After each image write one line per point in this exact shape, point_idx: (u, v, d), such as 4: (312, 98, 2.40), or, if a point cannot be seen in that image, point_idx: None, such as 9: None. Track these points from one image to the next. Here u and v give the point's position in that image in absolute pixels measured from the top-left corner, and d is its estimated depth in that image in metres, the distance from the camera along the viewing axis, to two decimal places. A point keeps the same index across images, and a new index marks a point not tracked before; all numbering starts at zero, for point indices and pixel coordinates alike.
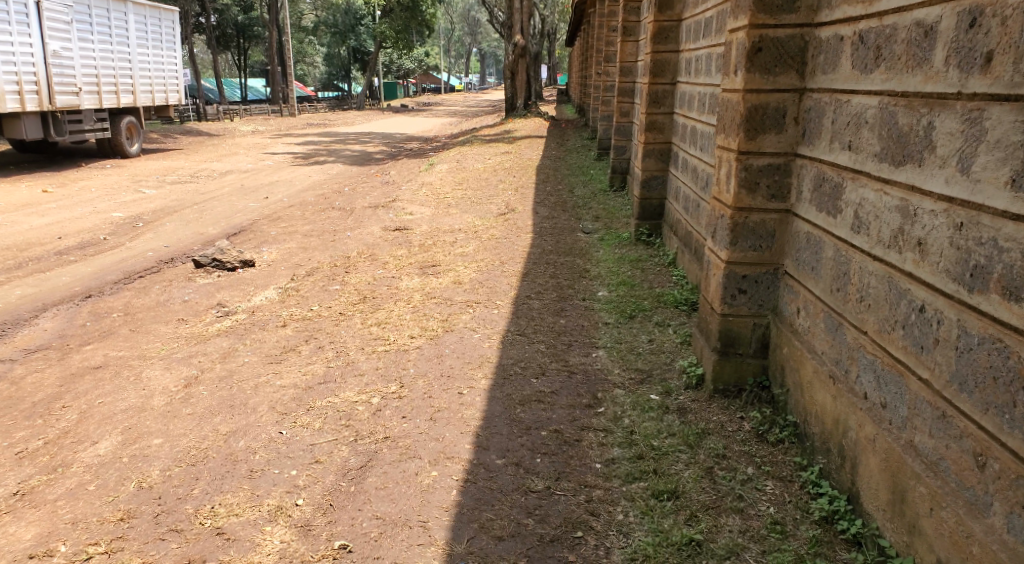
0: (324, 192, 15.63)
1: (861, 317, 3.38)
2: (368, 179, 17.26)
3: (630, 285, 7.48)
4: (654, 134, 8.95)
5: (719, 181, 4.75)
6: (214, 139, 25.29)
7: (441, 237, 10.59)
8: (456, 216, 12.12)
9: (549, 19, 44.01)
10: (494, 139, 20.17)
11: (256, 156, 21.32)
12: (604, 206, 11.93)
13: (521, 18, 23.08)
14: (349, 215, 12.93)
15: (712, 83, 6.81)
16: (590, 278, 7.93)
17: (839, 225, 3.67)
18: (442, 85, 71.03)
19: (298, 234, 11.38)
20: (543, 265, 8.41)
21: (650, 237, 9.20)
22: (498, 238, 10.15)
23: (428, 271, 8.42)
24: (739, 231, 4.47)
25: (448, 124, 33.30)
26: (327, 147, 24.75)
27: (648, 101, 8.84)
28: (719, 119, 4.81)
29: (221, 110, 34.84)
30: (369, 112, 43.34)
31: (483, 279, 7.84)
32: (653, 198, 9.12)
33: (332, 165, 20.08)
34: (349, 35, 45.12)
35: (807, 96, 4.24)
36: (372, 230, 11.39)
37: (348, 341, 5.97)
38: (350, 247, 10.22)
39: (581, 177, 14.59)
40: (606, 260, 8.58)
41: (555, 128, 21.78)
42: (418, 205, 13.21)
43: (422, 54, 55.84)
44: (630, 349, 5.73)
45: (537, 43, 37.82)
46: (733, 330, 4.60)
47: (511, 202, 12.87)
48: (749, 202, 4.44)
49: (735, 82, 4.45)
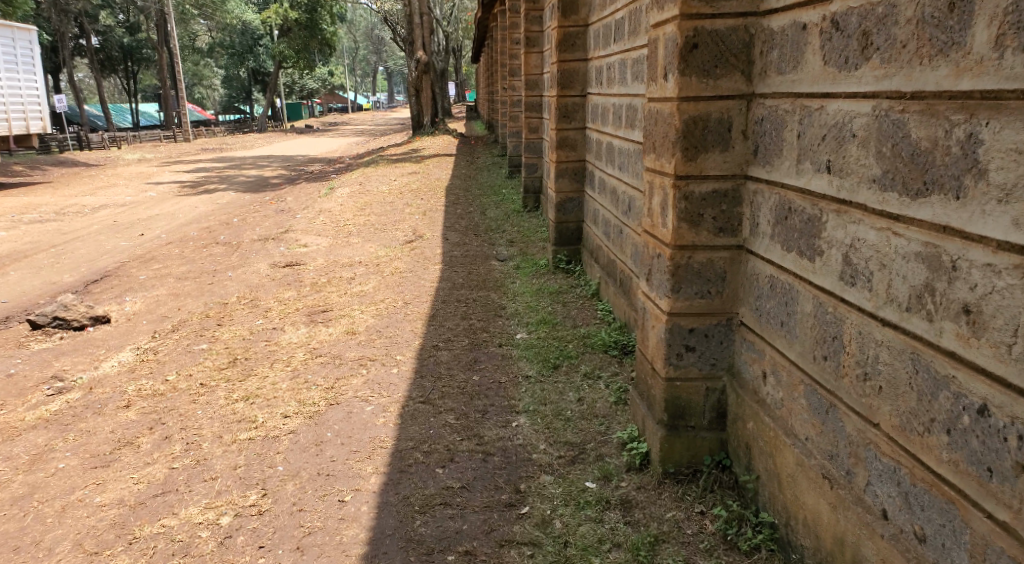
0: (209, 224, 14.24)
1: (868, 402, 2.42)
2: (262, 207, 15.90)
3: (551, 324, 6.48)
4: (566, 151, 8.01)
5: (652, 211, 3.78)
6: (96, 170, 23.42)
7: (337, 273, 9.44)
8: (356, 247, 10.97)
9: (454, 34, 43.03)
10: (400, 158, 19.03)
11: (139, 188, 19.65)
12: (519, 228, 10.94)
13: (422, 33, 21.99)
14: (235, 250, 11.64)
15: (628, 94, 5.92)
16: (505, 317, 6.91)
17: (820, 272, 2.72)
18: (348, 104, 69.47)
19: (172, 277, 10.07)
20: (451, 303, 7.35)
21: (570, 263, 8.24)
22: (402, 271, 9.06)
23: (317, 318, 7.27)
24: (681, 275, 3.51)
25: (354, 144, 31.91)
26: (221, 173, 23.16)
27: (557, 115, 7.90)
28: (647, 136, 3.87)
29: (109, 137, 32.66)
30: (271, 134, 41.50)
31: (380, 325, 6.74)
32: (570, 221, 8.18)
33: (223, 193, 18.59)
34: (246, 56, 43.31)
35: (758, 103, 3.31)
36: (258, 268, 10.16)
37: (204, 426, 4.79)
38: (231, 291, 8.97)
39: (492, 197, 13.58)
40: (522, 293, 7.57)
41: (466, 146, 20.75)
42: (313, 235, 11.99)
43: (325, 73, 54.07)
44: (556, 413, 4.69)
45: (442, 59, 36.81)
46: (682, 398, 3.63)
47: (417, 227, 11.79)
48: (692, 238, 3.48)
49: (666, 89, 3.51)
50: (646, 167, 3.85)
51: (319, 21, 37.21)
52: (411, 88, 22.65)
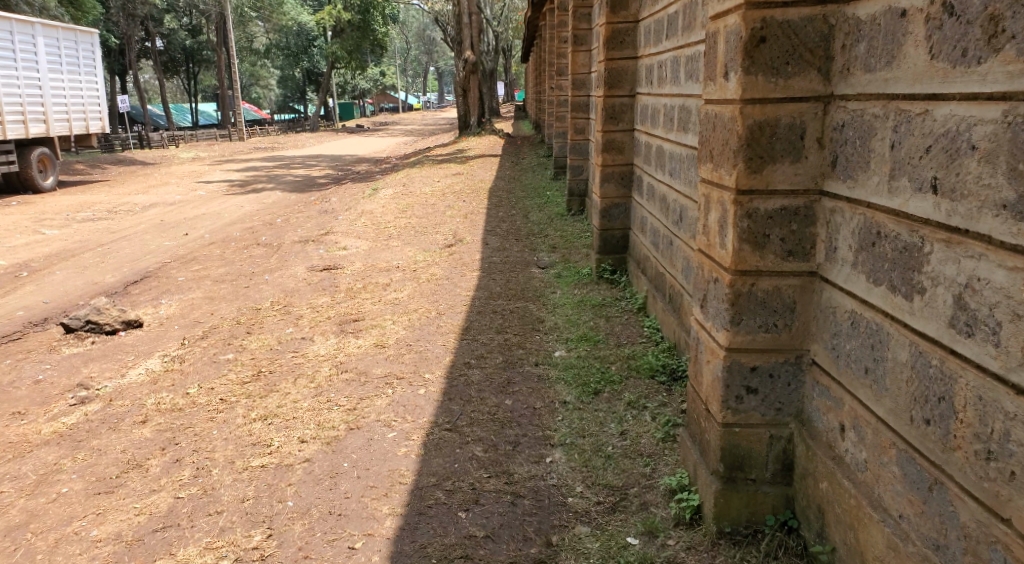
0: (252, 224, 14.04)
1: (994, 489, 2.00)
2: (306, 207, 15.68)
3: (594, 342, 6.01)
4: (612, 155, 7.52)
5: (707, 228, 3.28)
6: (149, 169, 23.52)
7: (373, 279, 9.09)
8: (395, 251, 10.61)
9: (504, 35, 42.70)
10: (446, 158, 18.69)
11: (188, 186, 19.60)
12: (562, 233, 10.49)
13: (471, 32, 21.66)
14: (274, 252, 11.39)
15: (680, 95, 5.44)
16: (544, 331, 6.46)
17: (920, 314, 2.26)
18: (398, 103, 69.65)
19: (209, 280, 9.82)
20: (487, 315, 6.92)
21: (615, 273, 7.75)
22: (439, 277, 8.67)
23: (347, 329, 6.90)
24: (743, 305, 3.02)
25: (401, 143, 31.75)
26: (269, 172, 23.08)
27: (603, 116, 7.41)
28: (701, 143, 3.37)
29: (165, 136, 32.95)
30: (322, 133, 41.61)
31: (411, 339, 6.34)
32: (615, 228, 7.70)
33: (269, 193, 18.46)
34: (300, 56, 43.54)
35: (837, 106, 2.77)
36: (295, 272, 9.85)
37: (217, 448, 4.42)
38: (264, 296, 8.68)
39: (537, 199, 13.15)
40: (563, 305, 7.10)
41: (512, 146, 20.36)
42: (353, 238, 11.65)
43: (376, 73, 54.19)
44: (595, 448, 4.22)
45: (491, 59, 36.50)
46: (741, 447, 3.14)
47: (459, 230, 11.40)
48: (755, 263, 2.98)
49: (726, 89, 2.99)
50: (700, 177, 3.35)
51: (372, 20, 37.16)
52: (458, 88, 22.32)
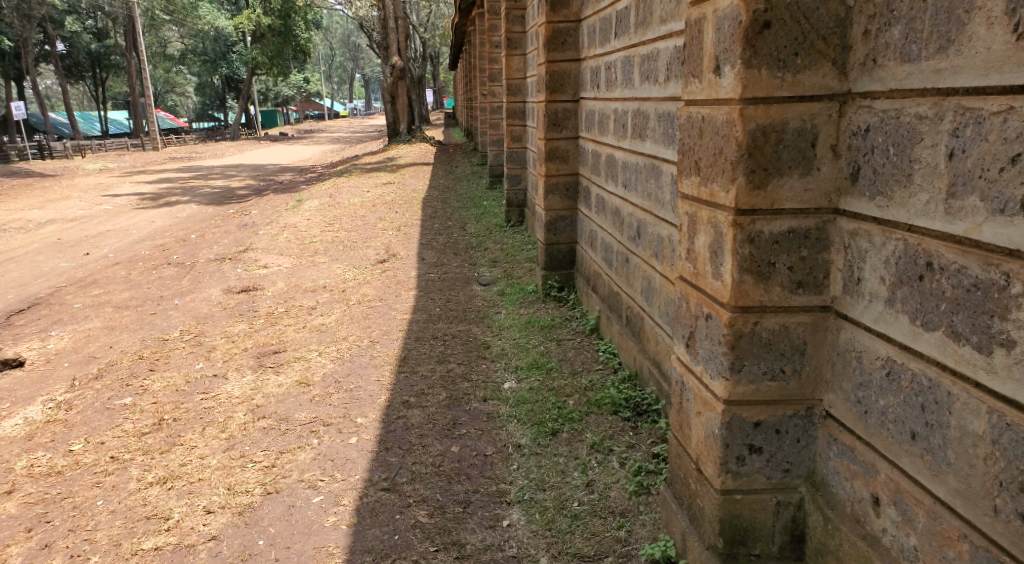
0: (163, 241, 13.09)
1: None
2: (223, 220, 14.76)
3: (546, 370, 5.45)
4: (556, 164, 6.97)
5: (693, 255, 2.75)
6: (53, 182, 22.13)
7: (296, 301, 8.37)
8: (321, 267, 9.93)
9: (431, 41, 41.95)
10: (374, 167, 17.93)
11: (96, 200, 18.45)
12: (502, 246, 9.92)
13: (397, 37, 20.91)
14: (187, 272, 10.54)
15: (634, 99, 4.95)
16: (491, 358, 5.87)
17: (1005, 375, 1.83)
18: (324, 111, 68.19)
19: (111, 305, 8.97)
20: (425, 341, 6.31)
21: (563, 290, 7.22)
22: (371, 298, 8.00)
23: (267, 363, 6.21)
24: (744, 349, 2.47)
25: (329, 151, 30.74)
26: (185, 183, 21.95)
27: (545, 123, 6.86)
28: (682, 153, 2.86)
29: (72, 146, 31.28)
30: (244, 142, 40.16)
31: (340, 373, 5.69)
32: (561, 243, 7.17)
33: (185, 206, 17.42)
34: (219, 63, 41.97)
35: (858, 106, 2.25)
36: (210, 294, 9.08)
37: (101, 526, 3.94)
38: (175, 324, 7.89)
39: (473, 209, 12.55)
40: (509, 327, 6.55)
41: (444, 154, 19.70)
42: (274, 254, 10.88)
43: (299, 80, 52.69)
44: (559, 505, 3.73)
45: (419, 67, 35.66)
46: (743, 516, 2.60)
47: (391, 244, 10.73)
48: (758, 297, 2.44)
49: (717, 87, 2.46)
50: (683, 193, 2.82)
51: (293, 26, 35.78)
52: (386, 95, 21.50)
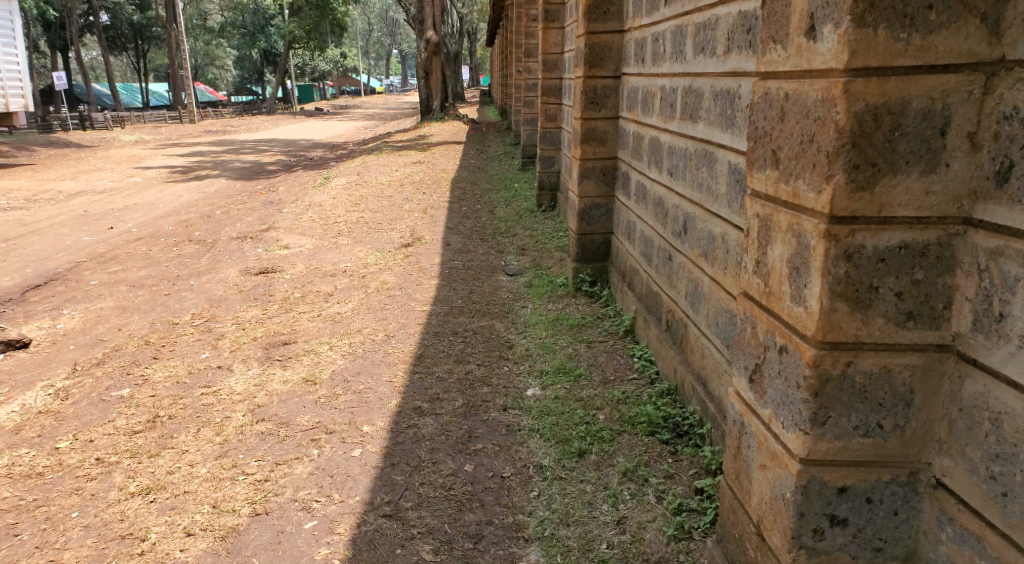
0: (187, 217, 12.70)
1: None
2: (250, 197, 14.35)
3: (575, 377, 4.91)
4: (593, 146, 6.40)
5: (760, 270, 2.32)
6: (85, 152, 21.89)
7: (313, 286, 7.89)
8: (344, 250, 9.46)
9: (469, 18, 41.25)
10: (405, 145, 17.41)
11: (125, 173, 18.14)
12: (532, 232, 9.38)
13: (433, 12, 20.33)
14: (206, 250, 10.11)
15: (683, 76, 4.41)
16: (513, 359, 5.34)
17: None
18: (362, 88, 67.88)
19: (124, 284, 8.57)
20: (444, 338, 5.80)
21: (594, 285, 6.68)
22: (391, 286, 7.50)
23: (275, 356, 5.74)
24: (830, 396, 2.07)
25: (363, 128, 30.29)
26: (217, 157, 21.60)
27: (583, 101, 6.28)
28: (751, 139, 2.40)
29: (110, 117, 31.14)
30: (279, 116, 39.87)
31: (350, 371, 5.20)
32: (595, 233, 6.61)
33: (213, 181, 17.05)
34: (257, 36, 41.15)
35: (1006, 78, 1.86)
36: (227, 276, 8.63)
37: (69, 545, 3.47)
38: (186, 307, 7.45)
39: (504, 192, 12.01)
40: (535, 325, 6.02)
41: (477, 133, 19.14)
42: (296, 234, 10.42)
43: (336, 55, 52.25)
44: (586, 548, 3.21)
45: (454, 44, 35.05)
46: None
47: (417, 227, 10.23)
48: (853, 330, 2.04)
49: (810, 55, 2.07)
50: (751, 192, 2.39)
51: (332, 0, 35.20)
52: (419, 71, 20.91)
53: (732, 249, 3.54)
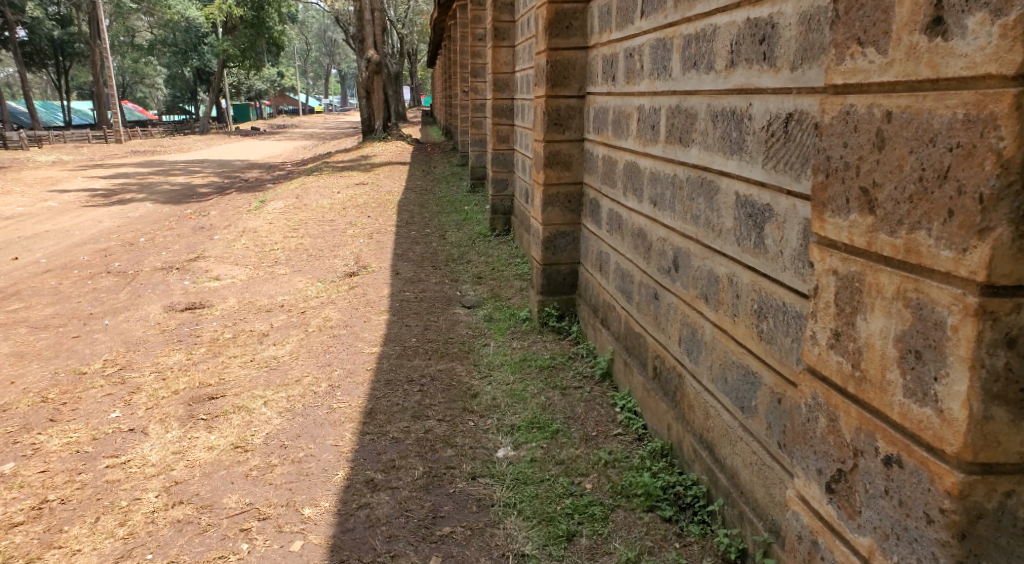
0: (107, 245, 11.74)
1: None
2: (178, 222, 13.42)
3: (552, 432, 4.31)
4: (557, 170, 5.80)
5: (841, 350, 2.01)
6: (1, 175, 20.54)
7: (247, 325, 7.11)
8: (281, 281, 8.69)
9: (408, 37, 40.60)
10: (347, 166, 16.63)
11: (43, 197, 16.95)
12: (487, 259, 8.75)
13: (374, 29, 19.64)
14: (126, 283, 9.23)
15: (667, 93, 3.87)
16: (479, 411, 4.70)
17: None
18: (299, 106, 66.64)
19: (29, 326, 7.65)
20: (397, 386, 5.12)
21: (561, 319, 6.08)
22: (334, 324, 6.78)
23: (198, 413, 4.96)
24: (980, 539, 1.75)
25: (300, 148, 29.32)
26: (144, 179, 20.45)
27: (545, 122, 5.69)
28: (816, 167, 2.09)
29: (31, 138, 29.58)
30: (214, 136, 38.54)
31: (289, 433, 4.49)
32: (562, 263, 6.03)
33: (139, 204, 16.03)
34: (191, 55, 39.84)
35: None
36: (148, 313, 7.78)
37: None
38: (99, 353, 6.61)
39: (454, 215, 11.37)
40: (499, 367, 5.38)
41: (422, 152, 18.46)
42: (227, 264, 9.58)
43: (273, 74, 51.03)
44: None
45: (396, 63, 34.42)
46: None
47: (361, 254, 9.51)
48: (1012, 445, 1.71)
49: (947, 56, 1.71)
50: (825, 253, 2.07)
51: (266, 18, 33.91)
52: (360, 89, 20.14)
53: (745, 293, 2.99)
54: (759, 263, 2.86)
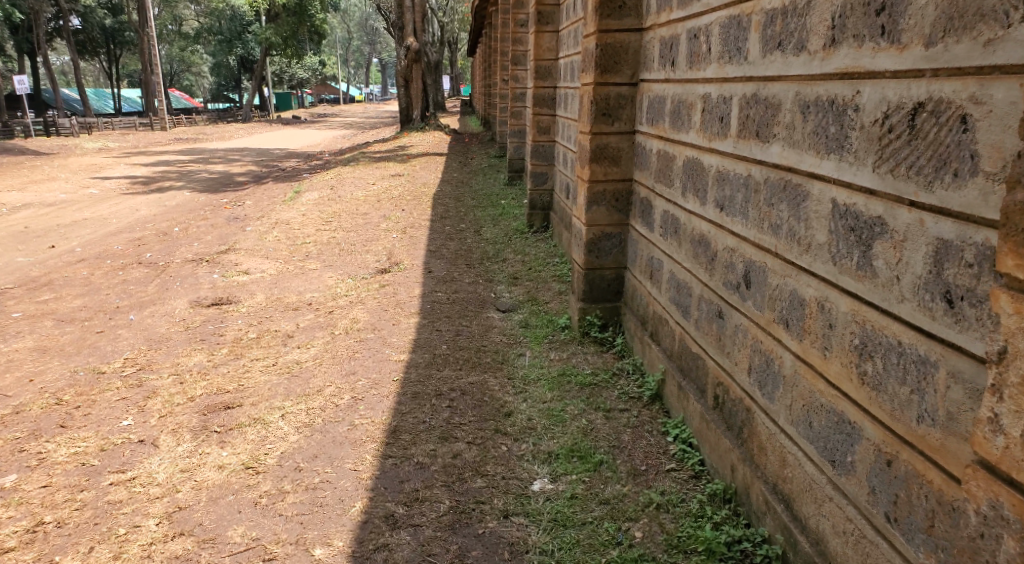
0: (139, 235, 11.45)
1: None
2: (213, 212, 13.12)
3: (596, 465, 3.82)
4: (604, 165, 5.28)
5: None
6: (43, 160, 20.51)
7: (272, 325, 6.71)
8: (311, 277, 8.30)
9: (450, 27, 40.23)
10: (384, 156, 16.25)
11: (81, 183, 16.80)
12: (525, 257, 8.28)
13: (415, 18, 19.25)
14: (154, 275, 8.89)
15: (740, 80, 3.37)
16: (514, 433, 4.22)
17: None
18: (340, 96, 66.78)
19: (51, 319, 7.32)
20: (425, 401, 4.66)
21: (604, 330, 5.58)
22: (362, 326, 6.34)
23: (210, 424, 4.54)
24: None
25: (339, 137, 29.09)
26: (182, 167, 20.27)
27: (593, 113, 5.19)
28: (1014, 182, 1.80)
29: (76, 124, 29.71)
30: (255, 124, 38.53)
31: (306, 453, 4.06)
32: (606, 267, 5.52)
33: (176, 192, 15.78)
34: (234, 43, 39.83)
35: None
36: (172, 308, 7.42)
37: None
38: (117, 351, 6.24)
39: (491, 209, 10.91)
40: (537, 382, 4.90)
41: (460, 144, 18.02)
42: (256, 257, 9.21)
43: (315, 63, 51.02)
44: None
45: (436, 52, 34.10)
46: None
47: (395, 250, 9.09)
48: None
49: None
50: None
51: (309, 6, 33.76)
52: (399, 79, 19.76)
53: (842, 324, 2.52)
54: (870, 290, 2.37)
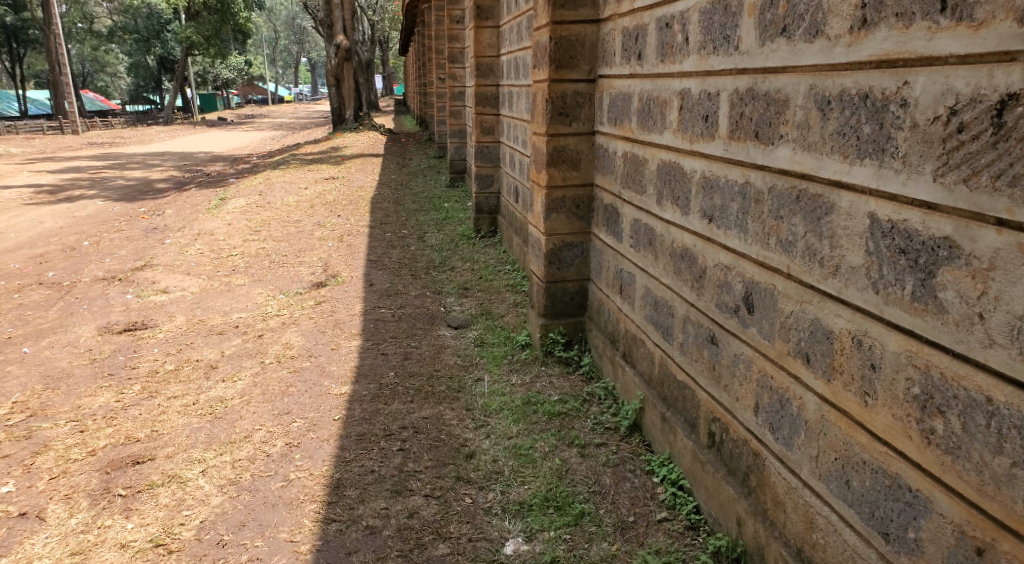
0: (44, 251, 10.48)
1: None
2: (128, 223, 12.17)
3: (578, 518, 3.31)
4: (562, 170, 4.76)
5: None
6: None
7: (193, 353, 5.99)
8: (237, 295, 7.58)
9: (380, 23, 39.28)
10: (315, 158, 15.45)
11: None
12: (474, 265, 7.72)
13: (344, 14, 18.44)
14: (59, 298, 8.02)
15: (729, 72, 2.87)
16: (477, 480, 3.66)
17: None
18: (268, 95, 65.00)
19: None
20: (372, 444, 4.07)
21: (568, 348, 5.06)
22: (295, 353, 5.69)
23: (114, 485, 3.87)
24: None
25: (268, 139, 27.97)
26: (97, 173, 19.06)
27: (549, 112, 4.65)
28: None
29: None
30: (177, 127, 36.98)
31: (229, 523, 3.45)
32: (568, 280, 5.00)
33: (89, 202, 14.71)
34: (153, 43, 38.12)
35: None
36: (77, 337, 6.62)
37: None
38: (9, 393, 5.45)
39: (432, 213, 10.30)
40: (499, 414, 4.34)
41: (395, 144, 17.31)
42: (176, 274, 8.42)
43: (240, 63, 49.36)
44: None
45: (366, 50, 33.18)
46: None
47: (330, 261, 8.42)
48: None
49: None
50: None
51: (231, 4, 32.43)
52: (329, 78, 18.92)
53: (892, 368, 2.12)
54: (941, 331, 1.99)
